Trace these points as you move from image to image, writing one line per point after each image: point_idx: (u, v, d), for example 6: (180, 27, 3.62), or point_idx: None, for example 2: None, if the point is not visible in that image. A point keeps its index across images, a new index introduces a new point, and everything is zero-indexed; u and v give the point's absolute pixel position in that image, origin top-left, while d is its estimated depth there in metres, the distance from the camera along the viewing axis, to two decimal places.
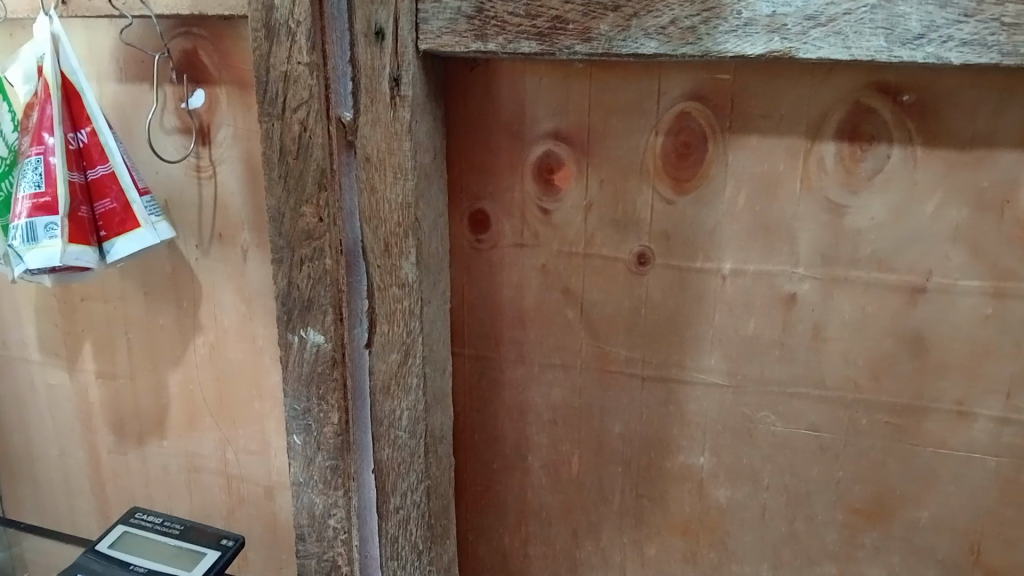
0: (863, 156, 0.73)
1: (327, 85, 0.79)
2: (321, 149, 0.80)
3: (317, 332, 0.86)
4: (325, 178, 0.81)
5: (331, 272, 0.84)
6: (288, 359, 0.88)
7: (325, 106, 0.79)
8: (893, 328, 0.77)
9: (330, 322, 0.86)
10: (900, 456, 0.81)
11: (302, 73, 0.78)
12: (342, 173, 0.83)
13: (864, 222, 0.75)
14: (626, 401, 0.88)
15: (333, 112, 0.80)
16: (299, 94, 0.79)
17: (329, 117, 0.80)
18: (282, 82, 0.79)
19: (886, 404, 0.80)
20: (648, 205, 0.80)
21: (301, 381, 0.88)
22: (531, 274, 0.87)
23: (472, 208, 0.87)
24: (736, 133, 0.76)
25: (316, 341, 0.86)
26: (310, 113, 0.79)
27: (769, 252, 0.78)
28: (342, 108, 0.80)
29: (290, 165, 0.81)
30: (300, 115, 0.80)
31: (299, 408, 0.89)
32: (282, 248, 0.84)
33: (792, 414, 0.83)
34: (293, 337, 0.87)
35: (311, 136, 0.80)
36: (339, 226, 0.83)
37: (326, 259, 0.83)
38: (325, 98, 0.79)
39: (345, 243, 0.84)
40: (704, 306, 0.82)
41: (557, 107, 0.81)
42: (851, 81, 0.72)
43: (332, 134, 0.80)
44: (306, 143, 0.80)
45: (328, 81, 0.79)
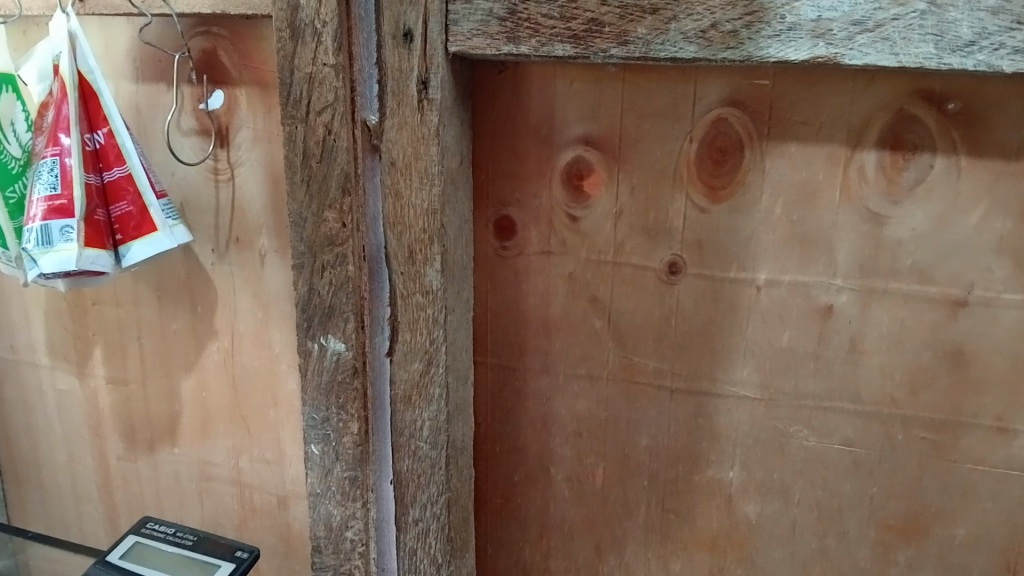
0: (905, 165, 0.72)
1: (352, 87, 0.77)
2: (346, 153, 0.78)
3: (338, 339, 0.84)
4: (348, 182, 0.79)
5: (354, 278, 0.82)
6: (307, 367, 0.86)
7: (350, 109, 0.77)
8: (932, 341, 0.75)
9: (351, 329, 0.83)
10: (936, 472, 0.79)
11: (327, 74, 0.76)
12: (367, 176, 0.80)
13: (905, 232, 0.73)
14: (653, 413, 0.86)
15: (358, 116, 0.78)
16: (324, 96, 0.77)
17: (353, 121, 0.78)
18: (306, 84, 0.77)
19: (923, 419, 0.78)
20: (681, 212, 0.78)
21: (320, 390, 0.86)
22: (557, 282, 0.85)
23: (497, 214, 0.84)
24: (774, 140, 0.74)
25: (337, 349, 0.84)
26: (334, 116, 0.77)
27: (806, 262, 0.76)
28: (366, 110, 0.78)
29: (311, 169, 0.79)
30: (324, 118, 0.78)
31: (317, 418, 0.87)
32: (304, 253, 0.82)
33: (826, 428, 0.81)
34: (313, 345, 0.85)
35: (335, 140, 0.78)
36: (362, 231, 0.81)
37: (348, 265, 0.81)
38: (350, 101, 0.77)
39: (368, 249, 0.82)
40: (737, 317, 0.80)
41: (588, 112, 0.79)
42: (894, 88, 0.70)
43: (357, 137, 0.78)
44: (330, 147, 0.78)
45: (353, 83, 0.77)
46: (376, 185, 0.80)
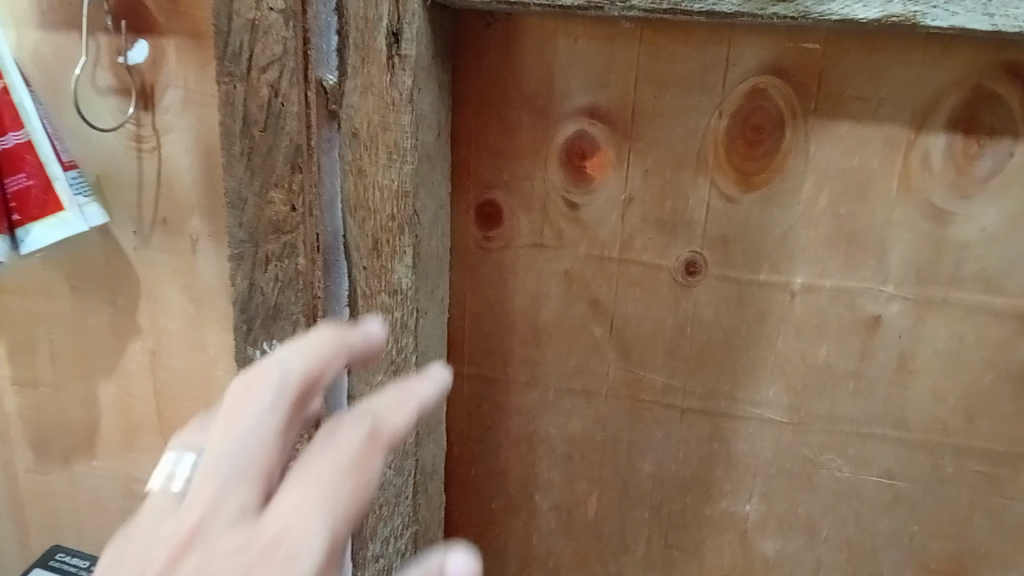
0: (980, 153, 0.59)
1: (305, 38, 0.62)
2: (296, 120, 0.64)
3: (284, 346, 0.70)
4: (297, 156, 0.65)
5: (306, 274, 0.67)
6: None
7: (301, 68, 0.63)
8: (995, 361, 0.64)
9: (301, 335, 0.69)
10: (990, 511, 0.68)
11: (273, 22, 0.61)
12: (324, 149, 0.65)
13: (973, 233, 0.61)
14: (660, 436, 0.73)
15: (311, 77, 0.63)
16: (270, 49, 0.62)
17: (306, 80, 0.63)
18: (247, 33, 0.62)
19: (978, 450, 0.66)
20: (704, 202, 0.65)
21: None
22: (551, 281, 0.71)
23: (480, 199, 0.70)
24: (823, 118, 0.61)
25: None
26: (282, 73, 0.63)
27: (851, 265, 0.64)
28: (324, 69, 0.63)
29: (254, 140, 0.65)
30: (270, 76, 0.63)
31: None
32: (245, 242, 0.68)
33: (863, 457, 0.69)
34: (254, 351, 0.71)
35: (284, 104, 0.63)
36: (315, 217, 0.66)
37: (298, 257, 0.67)
38: (302, 55, 0.62)
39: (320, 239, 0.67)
40: (766, 327, 0.67)
41: (595, 78, 0.65)
42: (974, 57, 0.58)
43: (311, 101, 0.64)
44: (277, 112, 0.64)
45: (307, 33, 0.62)
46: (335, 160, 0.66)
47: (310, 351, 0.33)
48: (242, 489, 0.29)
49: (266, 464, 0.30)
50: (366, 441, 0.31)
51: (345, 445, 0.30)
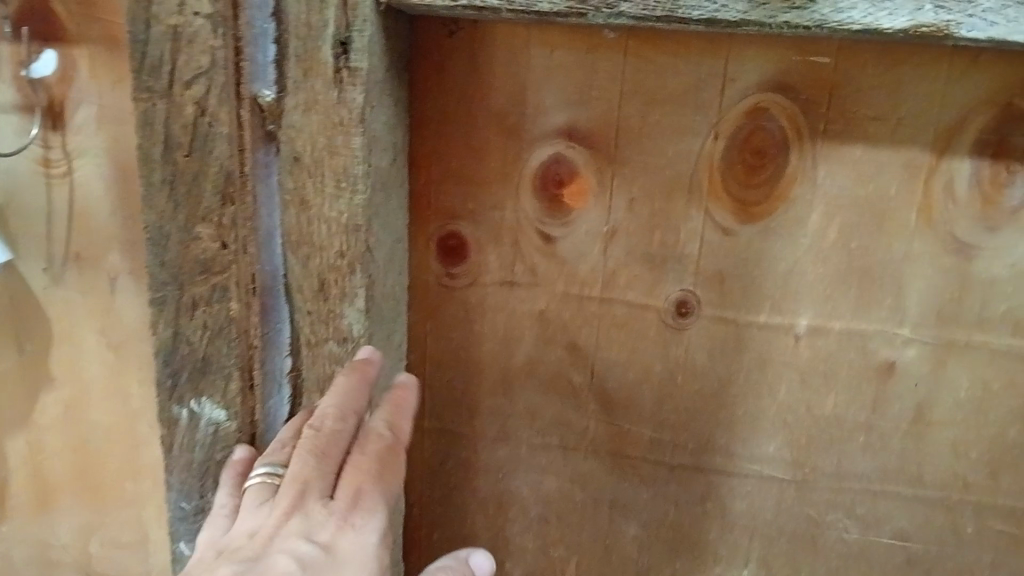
0: (1009, 181, 0.52)
1: (238, 48, 0.53)
2: (227, 143, 0.55)
3: (216, 404, 0.60)
4: (228, 184, 0.55)
5: (240, 322, 0.59)
6: (171, 441, 0.61)
7: (233, 83, 0.54)
8: (1022, 410, 0.57)
9: (234, 392, 0.60)
10: (1012, 572, 0.61)
11: (199, 29, 0.52)
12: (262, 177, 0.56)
13: (1001, 269, 0.54)
14: (647, 496, 0.65)
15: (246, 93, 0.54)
16: (195, 60, 0.53)
17: (239, 96, 0.54)
18: (167, 42, 0.52)
19: (1001, 506, 0.60)
20: (697, 234, 0.58)
21: (190, 473, 0.62)
22: (523, 323, 0.63)
23: (442, 230, 0.62)
24: (833, 140, 0.54)
25: (216, 418, 0.60)
26: (211, 89, 0.53)
27: (863, 305, 0.57)
28: (261, 84, 0.54)
29: (177, 165, 0.54)
30: (196, 90, 0.53)
31: (187, 509, 0.62)
32: (168, 284, 0.57)
33: (874, 518, 0.62)
34: (179, 412, 0.60)
35: (213, 123, 0.54)
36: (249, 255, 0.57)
37: (229, 301, 0.58)
38: (234, 68, 0.53)
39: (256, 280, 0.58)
40: (767, 374, 0.60)
41: (574, 94, 0.57)
42: (1004, 73, 0.51)
43: (245, 120, 0.55)
44: (204, 133, 0.54)
45: (239, 42, 0.53)
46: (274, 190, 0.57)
47: (344, 391, 0.50)
48: (322, 474, 0.48)
49: (332, 450, 0.49)
50: (382, 444, 0.49)
51: (378, 445, 0.49)
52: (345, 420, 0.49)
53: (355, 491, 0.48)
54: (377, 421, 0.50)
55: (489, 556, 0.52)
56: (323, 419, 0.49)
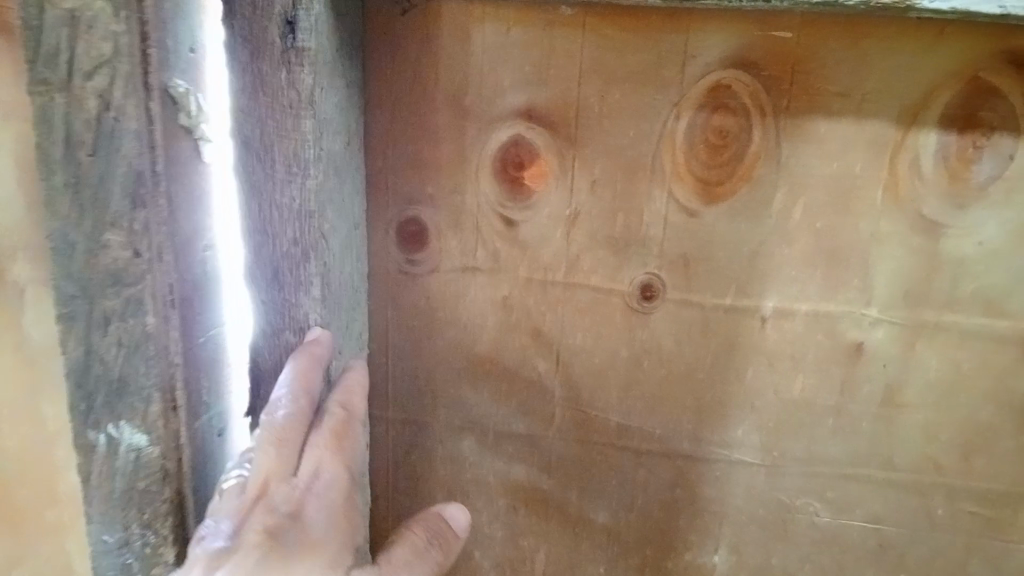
0: (978, 156, 0.51)
1: (143, 32, 0.48)
2: (137, 143, 0.49)
3: (135, 429, 0.54)
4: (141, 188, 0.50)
5: (159, 337, 0.53)
6: (88, 469, 0.55)
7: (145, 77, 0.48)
8: (995, 391, 0.56)
9: (155, 414, 0.54)
10: (986, 555, 0.60)
11: (102, 17, 0.47)
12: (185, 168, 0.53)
13: (971, 247, 0.53)
14: (616, 483, 0.64)
15: (161, 84, 0.49)
16: (95, 48, 0.47)
17: (147, 89, 0.49)
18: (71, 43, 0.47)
19: (974, 489, 0.59)
20: (661, 216, 0.56)
21: (111, 504, 0.56)
22: (486, 310, 0.61)
23: (401, 215, 0.60)
24: (797, 116, 0.52)
25: (137, 444, 0.55)
26: (116, 81, 0.48)
27: (831, 286, 0.55)
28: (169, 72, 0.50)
29: (80, 166, 0.49)
30: (99, 84, 0.48)
31: (110, 542, 0.57)
32: (77, 298, 0.52)
33: (845, 502, 0.61)
34: (96, 437, 0.55)
35: (119, 120, 0.49)
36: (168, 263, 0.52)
37: (145, 316, 0.52)
38: (140, 57, 0.48)
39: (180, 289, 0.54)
40: (735, 358, 0.58)
41: (531, 73, 0.55)
42: (971, 43, 0.49)
43: (155, 115, 0.49)
44: (109, 130, 0.49)
45: (145, 26, 0.48)
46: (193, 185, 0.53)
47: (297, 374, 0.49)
48: (285, 459, 0.47)
49: (293, 437, 0.48)
50: (338, 421, 0.50)
51: (335, 422, 0.50)
52: (301, 405, 0.49)
53: (317, 465, 0.48)
54: (332, 401, 0.51)
55: (465, 508, 0.52)
56: (277, 407, 0.48)
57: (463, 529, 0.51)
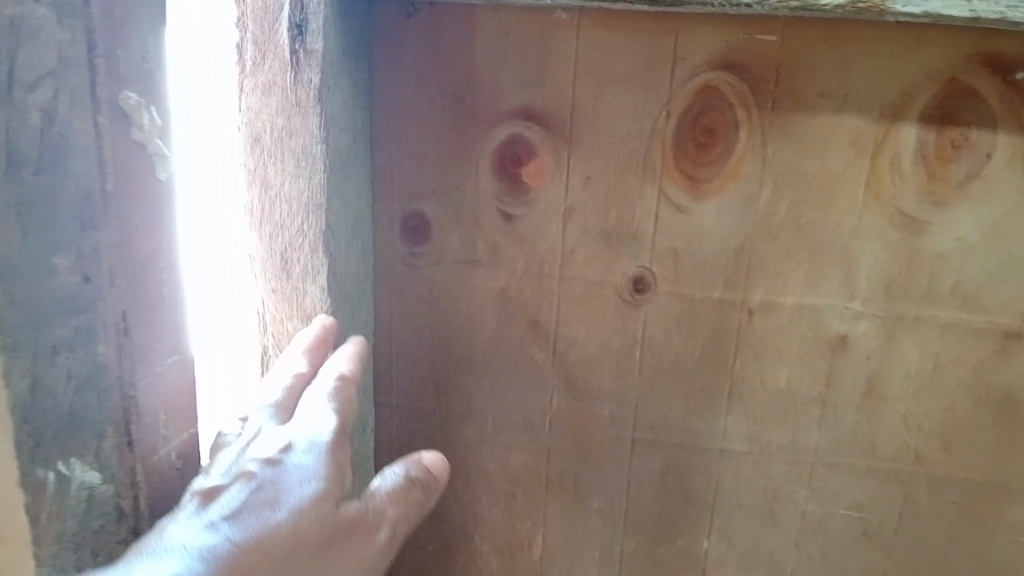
0: (955, 156, 0.53)
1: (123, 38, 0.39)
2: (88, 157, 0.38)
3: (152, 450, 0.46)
4: (86, 211, 0.38)
5: (112, 368, 0.41)
6: None
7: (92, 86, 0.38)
8: (973, 383, 0.58)
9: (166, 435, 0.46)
10: (970, 547, 0.61)
11: (44, 21, 0.35)
12: (137, 181, 0.41)
13: (949, 243, 0.55)
14: (610, 470, 0.66)
15: (112, 95, 0.39)
16: (38, 60, 0.35)
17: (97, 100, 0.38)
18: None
19: (957, 480, 0.60)
20: (652, 212, 0.59)
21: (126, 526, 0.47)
22: (486, 302, 0.64)
23: (404, 210, 0.63)
24: (782, 116, 0.55)
25: (90, 482, 0.41)
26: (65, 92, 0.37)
27: (815, 280, 0.58)
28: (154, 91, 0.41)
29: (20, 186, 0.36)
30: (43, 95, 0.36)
31: None
32: (23, 328, 0.37)
33: (830, 491, 0.62)
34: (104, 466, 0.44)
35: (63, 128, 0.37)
36: (133, 295, 0.42)
37: (97, 343, 0.40)
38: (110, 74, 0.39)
39: (156, 327, 0.44)
40: (724, 349, 0.61)
41: (528, 74, 0.58)
42: (948, 47, 0.51)
43: (107, 131, 0.39)
44: (55, 142, 0.36)
45: (123, 34, 0.39)
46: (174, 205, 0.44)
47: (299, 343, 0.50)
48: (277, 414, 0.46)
49: (291, 395, 0.47)
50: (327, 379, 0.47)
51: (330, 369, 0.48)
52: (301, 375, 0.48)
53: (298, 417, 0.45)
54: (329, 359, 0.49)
55: (440, 454, 0.47)
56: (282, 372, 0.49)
57: (442, 475, 0.46)
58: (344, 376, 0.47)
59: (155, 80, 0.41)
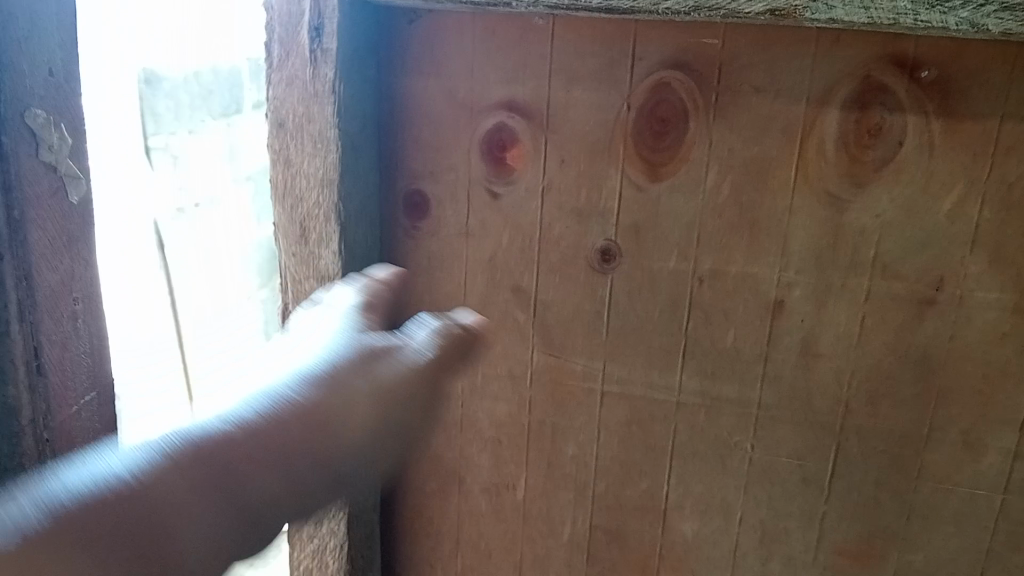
0: (872, 143, 0.62)
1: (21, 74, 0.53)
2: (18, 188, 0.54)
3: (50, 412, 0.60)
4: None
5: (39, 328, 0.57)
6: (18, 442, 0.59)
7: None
8: (893, 344, 0.66)
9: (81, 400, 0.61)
10: (895, 490, 0.69)
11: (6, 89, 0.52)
12: (43, 190, 0.56)
13: (869, 220, 0.63)
14: (582, 419, 0.76)
15: (20, 117, 0.53)
16: None
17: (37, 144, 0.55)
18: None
19: (881, 431, 0.68)
20: (617, 191, 0.68)
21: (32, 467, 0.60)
22: (475, 270, 0.74)
23: (408, 188, 0.73)
24: (724, 108, 0.64)
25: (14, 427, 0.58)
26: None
27: (755, 252, 0.67)
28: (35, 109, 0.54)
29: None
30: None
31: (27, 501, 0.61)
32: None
33: (773, 440, 0.71)
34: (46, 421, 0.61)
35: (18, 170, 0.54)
36: (31, 284, 0.56)
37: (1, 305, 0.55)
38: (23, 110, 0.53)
39: (47, 298, 0.57)
40: (679, 312, 0.70)
41: (511, 72, 0.68)
42: (863, 50, 0.60)
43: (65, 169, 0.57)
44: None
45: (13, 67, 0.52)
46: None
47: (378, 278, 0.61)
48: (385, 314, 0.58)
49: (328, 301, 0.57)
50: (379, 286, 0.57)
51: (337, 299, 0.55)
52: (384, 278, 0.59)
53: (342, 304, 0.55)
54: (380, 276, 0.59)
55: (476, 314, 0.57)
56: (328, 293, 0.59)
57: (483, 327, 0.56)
58: (376, 280, 0.57)
59: (61, 110, 0.56)
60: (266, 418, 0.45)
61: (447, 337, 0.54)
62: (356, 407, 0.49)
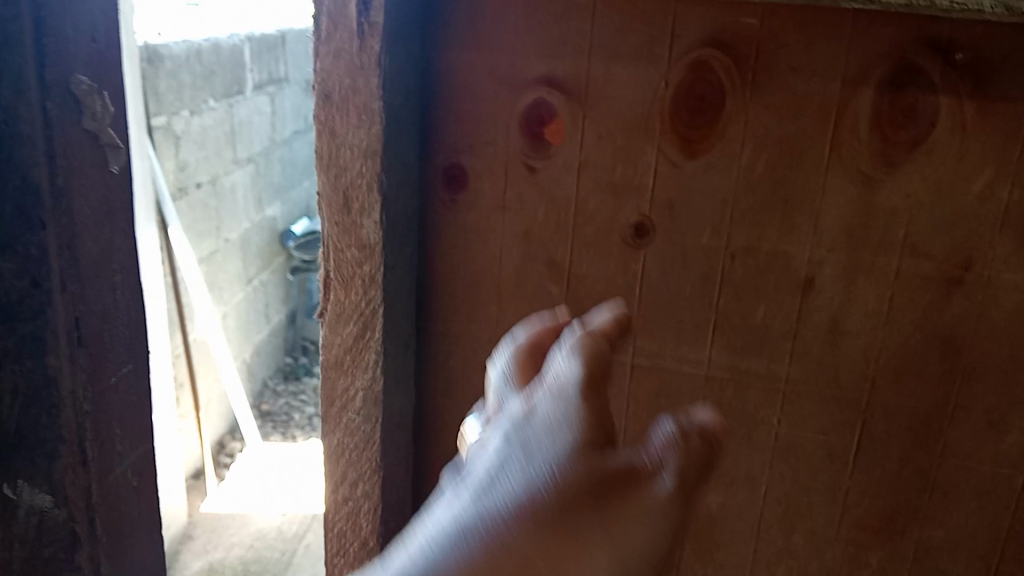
0: (904, 124, 0.63)
1: None
2: None
3: None
4: (31, 171, 0.48)
5: None
6: None
7: (39, 67, 0.47)
8: (920, 323, 0.67)
9: None
10: (917, 467, 0.71)
11: None
12: None
13: (900, 200, 0.65)
14: (612, 392, 0.78)
15: None
16: None
17: None
18: None
19: (905, 408, 0.70)
20: (652, 167, 0.70)
21: None
22: (511, 243, 0.76)
23: (447, 161, 0.75)
24: (760, 87, 0.65)
25: None
26: None
27: (786, 229, 0.68)
28: None
29: None
30: None
31: None
32: None
33: (799, 415, 0.73)
34: None
35: None
36: None
37: None
38: None
39: None
40: (710, 288, 0.71)
41: (552, 49, 0.70)
42: (898, 32, 0.62)
43: None
44: None
45: None
46: (122, 176, 0.54)
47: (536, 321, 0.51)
48: (515, 353, 0.49)
49: (534, 341, 0.49)
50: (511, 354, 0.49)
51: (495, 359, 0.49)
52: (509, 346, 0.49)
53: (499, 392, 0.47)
54: (522, 334, 0.50)
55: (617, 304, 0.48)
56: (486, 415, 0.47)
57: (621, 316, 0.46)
58: (519, 342, 0.49)
59: None
60: (405, 555, 0.39)
61: (613, 471, 0.40)
62: (593, 553, 0.38)
